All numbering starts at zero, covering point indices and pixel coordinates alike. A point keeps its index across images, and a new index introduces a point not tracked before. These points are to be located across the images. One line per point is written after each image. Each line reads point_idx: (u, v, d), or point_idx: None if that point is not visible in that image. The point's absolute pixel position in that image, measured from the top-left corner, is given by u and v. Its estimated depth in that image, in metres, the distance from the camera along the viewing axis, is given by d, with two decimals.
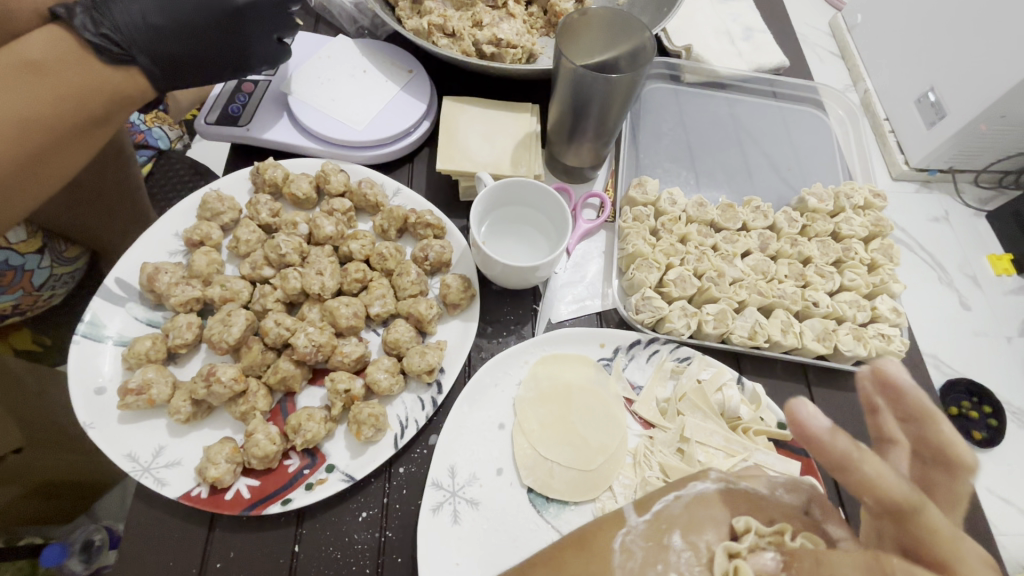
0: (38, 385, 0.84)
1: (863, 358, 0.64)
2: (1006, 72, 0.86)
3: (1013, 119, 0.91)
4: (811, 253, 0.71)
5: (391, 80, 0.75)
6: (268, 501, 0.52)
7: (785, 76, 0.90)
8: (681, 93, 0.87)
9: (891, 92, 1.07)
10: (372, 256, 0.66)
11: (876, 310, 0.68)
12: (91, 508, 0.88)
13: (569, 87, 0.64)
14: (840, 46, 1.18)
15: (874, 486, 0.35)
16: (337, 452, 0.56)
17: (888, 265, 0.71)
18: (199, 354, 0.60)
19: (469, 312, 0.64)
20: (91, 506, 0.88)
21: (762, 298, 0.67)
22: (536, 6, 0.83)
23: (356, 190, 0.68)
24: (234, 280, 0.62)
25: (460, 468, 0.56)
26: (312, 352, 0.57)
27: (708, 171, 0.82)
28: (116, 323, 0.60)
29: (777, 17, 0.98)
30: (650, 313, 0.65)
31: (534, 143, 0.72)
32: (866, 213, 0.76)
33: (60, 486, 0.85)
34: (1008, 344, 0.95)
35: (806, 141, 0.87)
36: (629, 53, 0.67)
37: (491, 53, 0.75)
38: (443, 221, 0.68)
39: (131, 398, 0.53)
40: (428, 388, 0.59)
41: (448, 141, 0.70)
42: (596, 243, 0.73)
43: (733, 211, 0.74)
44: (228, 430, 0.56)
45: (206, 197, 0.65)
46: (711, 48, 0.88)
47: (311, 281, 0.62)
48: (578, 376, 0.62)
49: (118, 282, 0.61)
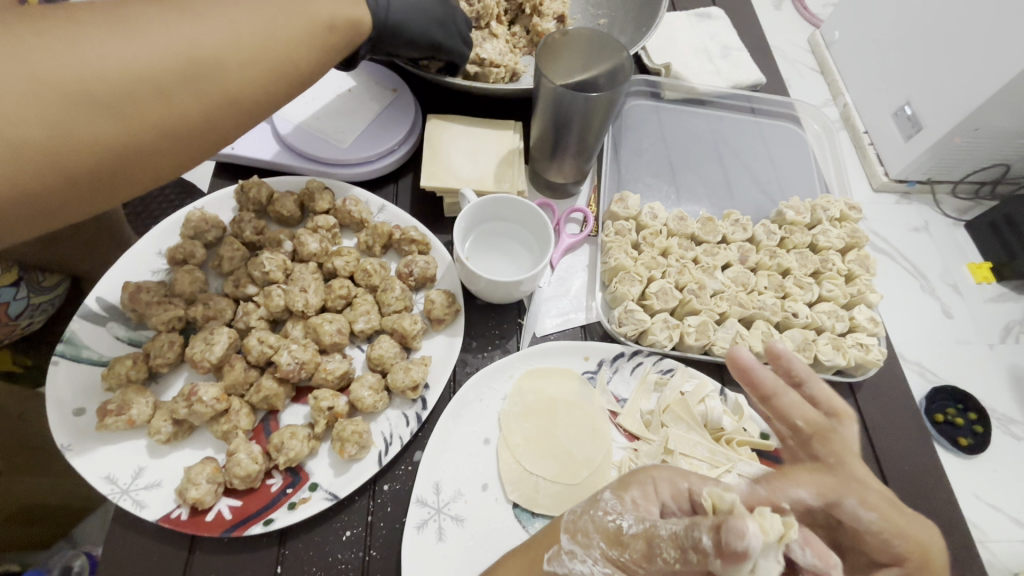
0: (19, 407, 0.83)
1: (842, 367, 0.65)
2: (976, 86, 0.89)
3: (987, 130, 0.95)
4: (790, 264, 0.72)
5: (376, 98, 0.76)
6: (250, 522, 0.52)
7: (762, 92, 0.92)
8: (663, 110, 0.89)
9: (869, 106, 1.10)
10: (357, 272, 0.66)
11: (854, 320, 0.69)
12: (70, 533, 0.89)
13: (550, 104, 0.65)
14: (818, 62, 1.21)
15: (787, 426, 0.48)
16: (320, 470, 0.55)
17: (865, 276, 0.73)
18: (183, 373, 0.60)
19: (454, 326, 0.64)
20: (70, 531, 0.89)
21: (743, 309, 0.67)
22: (519, 26, 0.86)
23: (341, 207, 0.69)
24: (217, 298, 0.62)
25: (445, 485, 0.56)
26: (295, 369, 0.57)
27: (689, 185, 0.83)
28: (98, 343, 0.59)
29: (753, 35, 1.01)
30: (632, 325, 0.65)
31: (517, 159, 0.73)
32: (842, 225, 0.77)
33: (38, 510, 0.86)
34: (988, 351, 0.98)
35: (783, 155, 0.89)
36: (609, 71, 0.68)
37: (474, 72, 0.76)
38: (428, 236, 0.68)
39: (111, 419, 0.53)
40: (413, 405, 0.59)
41: (432, 158, 0.71)
42: (579, 257, 0.73)
43: (714, 224, 0.75)
44: (210, 450, 0.56)
45: (190, 215, 0.65)
46: (689, 66, 0.90)
47: (295, 298, 0.62)
48: (563, 390, 0.63)
49: (98, 301, 0.61)
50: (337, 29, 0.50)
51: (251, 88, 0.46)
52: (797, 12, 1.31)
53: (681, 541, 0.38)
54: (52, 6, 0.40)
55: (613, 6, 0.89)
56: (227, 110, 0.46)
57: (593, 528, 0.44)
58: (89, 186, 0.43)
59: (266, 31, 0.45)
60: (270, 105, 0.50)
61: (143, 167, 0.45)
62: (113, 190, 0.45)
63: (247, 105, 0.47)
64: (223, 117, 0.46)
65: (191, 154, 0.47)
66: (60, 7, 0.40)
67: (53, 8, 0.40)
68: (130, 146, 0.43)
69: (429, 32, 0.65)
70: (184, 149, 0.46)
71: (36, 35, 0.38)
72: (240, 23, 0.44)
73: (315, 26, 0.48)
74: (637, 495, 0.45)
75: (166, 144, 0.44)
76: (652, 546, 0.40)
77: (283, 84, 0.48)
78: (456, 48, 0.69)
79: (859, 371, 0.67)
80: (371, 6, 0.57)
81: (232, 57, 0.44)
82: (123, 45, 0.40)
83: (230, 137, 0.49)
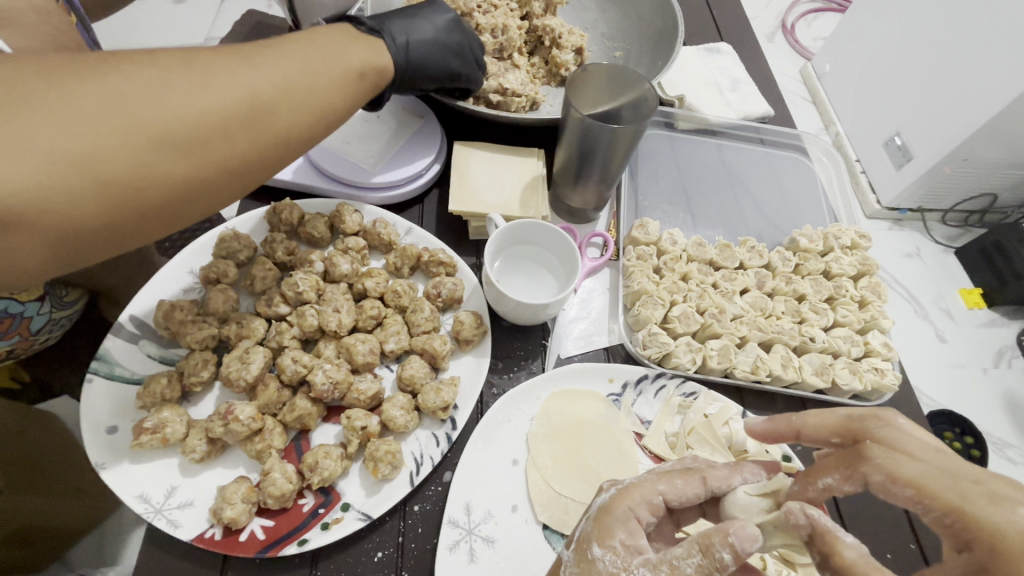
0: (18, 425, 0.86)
1: (859, 392, 0.67)
2: (961, 120, 0.94)
3: (973, 162, 0.99)
4: (805, 290, 0.74)
5: (402, 124, 0.79)
6: (283, 543, 0.52)
7: (770, 124, 0.96)
8: (676, 140, 0.92)
9: (861, 135, 1.14)
10: (387, 293, 0.67)
11: (869, 345, 0.71)
12: (64, 557, 0.82)
13: (577, 134, 0.68)
14: (811, 93, 1.26)
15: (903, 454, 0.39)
16: (352, 490, 0.56)
17: (877, 302, 0.75)
18: (214, 391, 0.60)
19: (481, 348, 0.65)
20: (64, 556, 0.82)
21: (763, 333, 0.69)
22: (538, 57, 0.90)
23: (370, 229, 0.70)
24: (250, 318, 0.63)
25: (476, 505, 0.57)
26: (328, 390, 0.58)
27: (703, 212, 0.86)
28: (130, 360, 0.59)
29: (758, 68, 1.05)
30: (657, 348, 0.67)
31: (540, 185, 0.76)
32: (854, 253, 0.80)
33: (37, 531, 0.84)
34: (984, 375, 1.00)
35: (792, 184, 0.92)
36: (632, 103, 0.71)
37: (498, 101, 0.79)
38: (455, 259, 0.70)
39: (146, 437, 0.53)
40: (442, 425, 0.60)
41: (459, 184, 0.73)
42: (601, 280, 0.75)
43: (731, 250, 0.77)
44: (243, 469, 0.56)
45: (223, 235, 0.66)
46: (701, 98, 0.94)
47: (328, 318, 0.63)
48: (588, 411, 0.64)
49: (131, 319, 0.61)
50: (366, 76, 0.55)
51: (300, 128, 0.49)
52: (792, 46, 1.37)
53: (707, 567, 0.41)
54: (128, 51, 0.43)
55: (628, 39, 0.94)
56: (278, 149, 0.49)
57: None
58: (148, 221, 0.44)
59: (314, 77, 0.49)
60: (311, 143, 0.53)
61: (195, 203, 0.46)
62: (167, 224, 0.46)
63: (294, 145, 0.50)
64: (271, 156, 0.49)
65: (238, 189, 0.49)
66: (133, 55, 0.42)
67: (128, 57, 0.42)
68: (190, 184, 0.44)
69: (447, 63, 0.67)
70: (232, 187, 0.48)
71: (115, 80, 0.41)
72: (293, 74, 0.48)
73: (353, 76, 0.53)
74: (624, 539, 0.45)
75: (223, 180, 0.46)
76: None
77: (325, 125, 0.52)
78: (472, 73, 0.72)
79: (875, 395, 0.68)
80: (392, 52, 0.60)
81: (286, 102, 0.47)
82: (194, 91, 0.43)
83: (275, 173, 0.51)
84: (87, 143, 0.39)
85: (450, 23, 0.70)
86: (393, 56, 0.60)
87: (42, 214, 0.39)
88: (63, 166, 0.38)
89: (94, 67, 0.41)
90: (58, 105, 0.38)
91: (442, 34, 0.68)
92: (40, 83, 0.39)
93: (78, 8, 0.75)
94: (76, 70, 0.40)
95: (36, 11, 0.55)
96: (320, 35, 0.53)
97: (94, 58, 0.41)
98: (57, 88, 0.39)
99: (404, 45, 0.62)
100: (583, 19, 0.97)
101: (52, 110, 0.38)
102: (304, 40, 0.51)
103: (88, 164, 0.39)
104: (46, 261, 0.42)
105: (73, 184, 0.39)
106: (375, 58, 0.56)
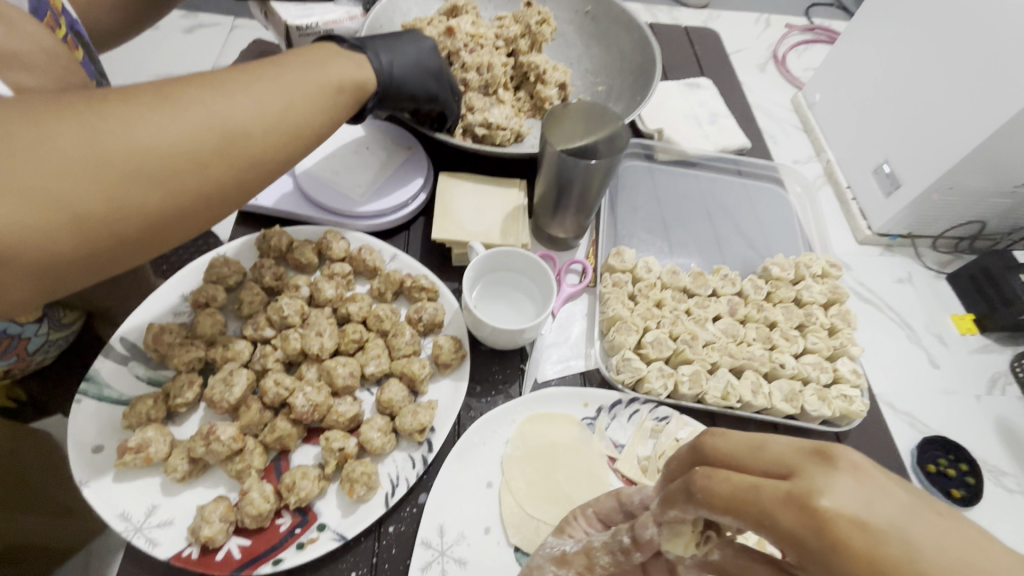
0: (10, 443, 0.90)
1: (828, 418, 0.69)
2: (947, 150, 0.98)
3: (959, 190, 1.03)
4: (776, 318, 0.77)
5: (390, 155, 0.82)
6: (259, 562, 0.53)
7: (747, 156, 1.00)
8: (655, 171, 0.96)
9: (848, 163, 1.19)
10: (369, 317, 0.70)
11: (838, 371, 0.72)
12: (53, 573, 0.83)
13: (554, 168, 0.71)
14: (802, 121, 1.31)
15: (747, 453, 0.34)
16: (329, 511, 0.57)
17: (847, 330, 0.77)
18: (199, 412, 0.62)
19: (459, 371, 0.67)
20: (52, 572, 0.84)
21: (734, 359, 0.71)
22: (524, 91, 0.94)
23: (356, 255, 0.73)
24: (236, 341, 0.65)
25: (449, 527, 0.58)
26: (308, 412, 0.60)
27: (681, 241, 0.89)
28: (118, 381, 0.61)
29: (739, 101, 1.10)
30: (629, 373, 0.69)
31: (521, 215, 0.79)
32: (824, 281, 0.82)
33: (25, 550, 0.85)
34: (977, 402, 1.01)
35: (768, 214, 0.95)
36: (607, 138, 0.75)
37: (482, 134, 0.83)
38: (437, 284, 0.72)
39: (130, 456, 0.55)
40: (419, 447, 0.62)
41: (442, 213, 0.76)
42: (579, 306, 0.78)
43: (704, 278, 0.80)
44: (223, 488, 0.58)
45: (213, 261, 0.69)
46: (680, 131, 0.97)
47: (311, 342, 0.65)
48: (563, 435, 0.65)
49: (121, 341, 0.64)
50: (345, 90, 0.59)
51: (272, 151, 0.53)
52: (783, 75, 1.42)
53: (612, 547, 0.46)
54: (108, 91, 0.46)
55: (610, 75, 0.98)
56: (251, 173, 0.52)
57: (544, 561, 0.51)
58: (132, 246, 0.47)
59: (283, 103, 0.53)
60: (286, 165, 0.56)
61: (176, 228, 0.49)
62: (146, 250, 0.49)
63: (271, 167, 0.54)
64: (248, 180, 0.52)
65: (218, 212, 0.52)
66: (107, 94, 0.46)
67: (106, 96, 0.46)
68: (168, 210, 0.47)
69: (428, 86, 0.72)
70: (212, 211, 0.51)
71: (95, 119, 0.44)
72: (264, 101, 0.52)
73: (324, 96, 0.56)
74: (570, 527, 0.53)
75: (198, 206, 0.50)
76: (591, 557, 0.47)
77: (297, 146, 0.55)
78: (447, 101, 0.77)
79: (844, 421, 0.70)
80: (375, 64, 0.64)
81: (256, 128, 0.51)
82: (167, 123, 0.46)
83: (251, 197, 0.55)
84: (66, 181, 0.42)
85: (432, 48, 0.75)
86: (376, 72, 0.64)
87: (25, 247, 0.42)
88: (41, 204, 0.41)
89: (73, 109, 0.44)
90: (42, 145, 0.42)
91: (425, 58, 0.72)
92: (23, 127, 0.42)
93: (86, 43, 0.79)
94: (59, 114, 0.43)
95: (47, 51, 0.59)
96: (291, 60, 0.56)
97: (72, 101, 0.45)
98: (41, 128, 0.42)
99: (387, 62, 0.66)
100: (568, 55, 1.02)
101: (34, 150, 0.41)
102: (276, 65, 0.55)
103: (68, 201, 0.42)
104: (35, 290, 0.45)
105: (58, 219, 0.42)
106: (354, 77, 0.60)
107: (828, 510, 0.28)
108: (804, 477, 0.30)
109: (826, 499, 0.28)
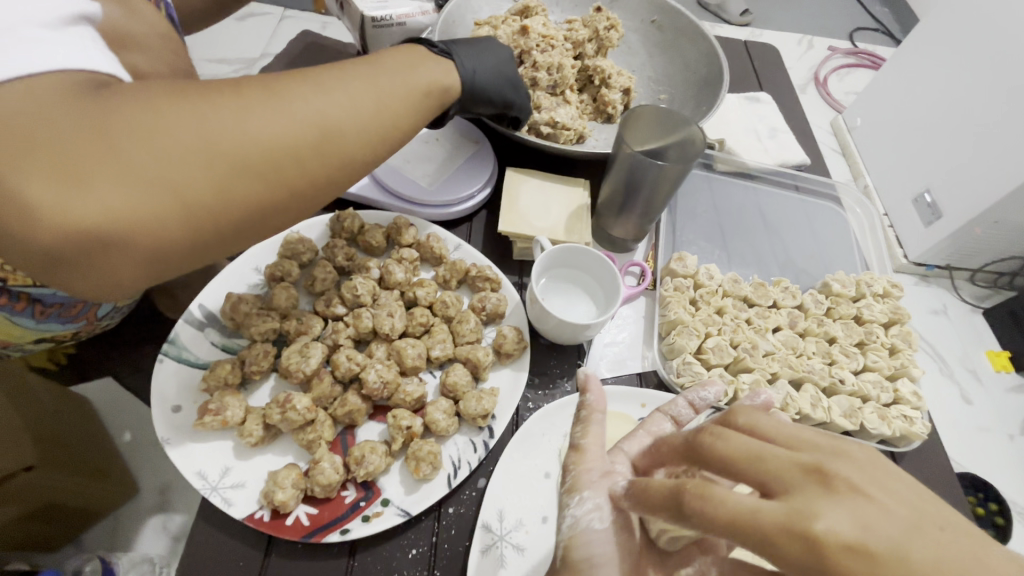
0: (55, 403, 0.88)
1: (887, 437, 0.68)
2: (990, 182, 0.96)
3: (1003, 225, 1.00)
4: (836, 333, 0.77)
5: (459, 148, 0.84)
6: (327, 530, 0.55)
7: (806, 173, 1.00)
8: (714, 180, 0.96)
9: (889, 190, 1.17)
10: (435, 303, 0.71)
11: (899, 391, 0.72)
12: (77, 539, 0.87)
13: (625, 169, 0.72)
14: (840, 145, 1.30)
15: (751, 462, 0.32)
16: (392, 487, 0.58)
17: (908, 351, 0.77)
18: (270, 381, 0.64)
19: (520, 362, 0.68)
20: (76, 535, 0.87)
21: (794, 371, 0.71)
22: (587, 94, 0.95)
23: (424, 242, 0.75)
24: (309, 315, 0.67)
25: (508, 513, 0.59)
26: (379, 388, 0.61)
27: (739, 252, 0.89)
28: (197, 346, 0.64)
29: (796, 119, 1.10)
30: (689, 377, 0.69)
31: (585, 214, 0.80)
32: (885, 301, 0.81)
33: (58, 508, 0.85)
34: (1010, 442, 0.99)
35: (826, 231, 0.95)
36: (678, 144, 0.76)
37: (548, 133, 0.84)
38: (501, 277, 0.73)
39: (209, 418, 0.56)
40: (480, 432, 0.63)
41: (509, 208, 0.78)
42: (637, 307, 0.78)
43: (765, 289, 0.80)
44: (291, 457, 0.59)
45: (289, 237, 0.71)
46: (741, 143, 0.98)
47: (382, 322, 0.67)
48: (619, 431, 0.66)
49: (200, 308, 0.66)
50: (428, 87, 0.60)
51: (365, 150, 0.53)
52: (821, 96, 1.41)
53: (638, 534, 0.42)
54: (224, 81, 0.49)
55: (673, 84, 0.99)
56: (343, 171, 0.53)
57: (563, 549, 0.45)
58: (230, 237, 0.48)
59: (378, 98, 0.54)
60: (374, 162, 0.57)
61: (270, 220, 0.51)
62: (240, 240, 0.50)
63: (360, 167, 0.54)
64: (339, 178, 0.53)
65: (308, 209, 0.54)
66: (219, 87, 0.48)
67: (218, 89, 0.47)
68: (265, 202, 0.48)
69: (505, 93, 0.74)
70: (303, 206, 0.52)
71: (209, 111, 0.46)
72: (360, 94, 0.53)
73: (413, 92, 0.58)
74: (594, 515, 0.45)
75: (291, 201, 0.51)
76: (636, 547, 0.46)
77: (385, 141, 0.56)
78: (523, 105, 0.79)
79: (902, 442, 0.69)
80: (460, 72, 0.66)
81: (352, 125, 0.51)
82: (273, 119, 0.48)
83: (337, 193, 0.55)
84: (180, 168, 0.43)
85: (512, 56, 0.76)
86: (461, 79, 0.66)
87: (138, 234, 0.43)
88: (158, 193, 0.43)
89: (187, 100, 0.46)
90: (160, 134, 0.43)
91: (505, 66, 0.74)
92: (142, 116, 0.43)
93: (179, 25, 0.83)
94: (174, 103, 0.45)
95: (161, 35, 0.64)
96: (383, 59, 0.58)
97: (186, 92, 0.46)
98: (159, 118, 0.44)
99: (471, 71, 0.68)
100: (631, 62, 1.03)
101: (153, 139, 0.43)
102: (369, 62, 0.57)
103: (179, 190, 0.43)
104: (139, 274, 0.46)
105: (171, 207, 0.43)
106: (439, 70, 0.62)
107: (824, 534, 0.27)
108: (798, 490, 0.30)
109: (821, 522, 0.28)
